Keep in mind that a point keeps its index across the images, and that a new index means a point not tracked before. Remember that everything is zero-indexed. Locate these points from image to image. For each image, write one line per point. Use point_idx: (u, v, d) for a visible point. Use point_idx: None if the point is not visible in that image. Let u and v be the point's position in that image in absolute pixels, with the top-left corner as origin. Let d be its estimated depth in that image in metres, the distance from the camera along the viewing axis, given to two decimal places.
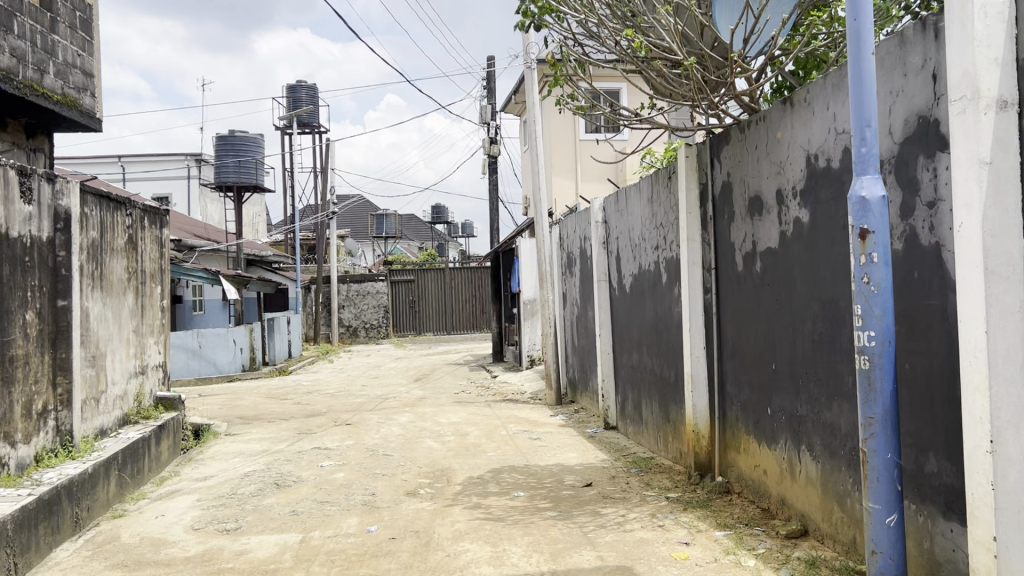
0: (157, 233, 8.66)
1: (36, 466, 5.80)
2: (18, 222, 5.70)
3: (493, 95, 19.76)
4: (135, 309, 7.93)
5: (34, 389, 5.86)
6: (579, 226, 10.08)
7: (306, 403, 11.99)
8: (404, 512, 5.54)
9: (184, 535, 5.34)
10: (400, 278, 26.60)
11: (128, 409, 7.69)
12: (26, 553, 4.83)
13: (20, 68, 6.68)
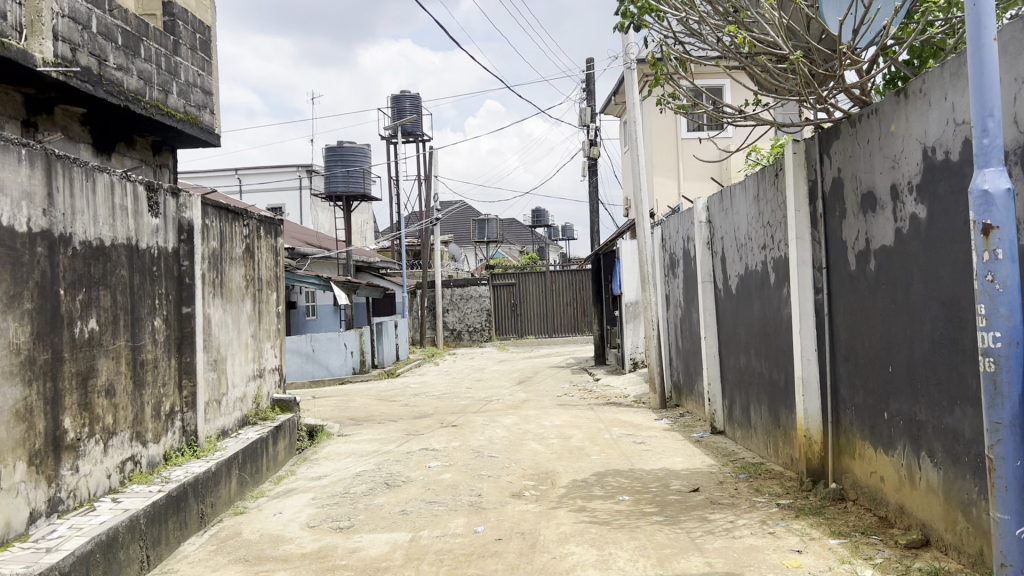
0: (272, 242, 9.03)
1: (165, 464, 6.17)
2: (146, 235, 6.06)
3: (593, 96, 19.66)
4: (252, 315, 8.29)
5: (162, 391, 6.22)
6: (682, 226, 9.93)
7: (413, 405, 12.26)
8: (510, 514, 5.60)
9: (301, 532, 5.54)
10: (503, 282, 26.82)
11: (247, 411, 8.05)
12: (157, 546, 5.13)
13: (147, 90, 7.11)
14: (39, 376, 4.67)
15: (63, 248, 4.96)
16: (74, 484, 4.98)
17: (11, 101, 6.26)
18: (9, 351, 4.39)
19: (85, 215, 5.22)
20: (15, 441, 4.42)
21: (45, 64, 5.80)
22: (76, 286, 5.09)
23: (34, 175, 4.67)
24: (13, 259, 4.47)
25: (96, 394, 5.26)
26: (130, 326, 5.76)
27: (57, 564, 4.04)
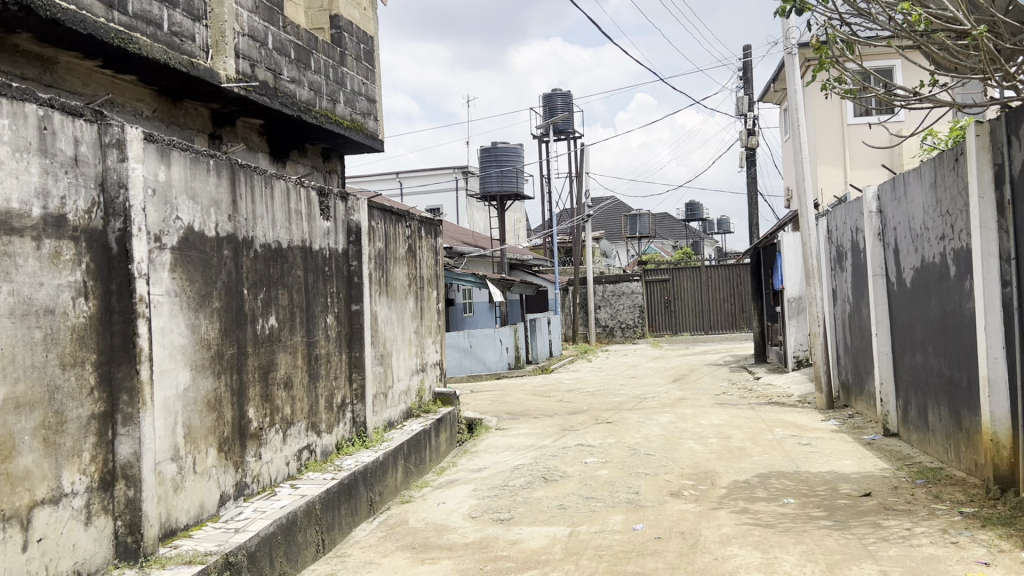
0: (433, 242, 9.34)
1: (337, 453, 6.54)
2: (319, 237, 6.43)
3: (750, 84, 19.03)
4: (415, 312, 8.62)
5: (334, 384, 6.58)
6: (850, 217, 9.43)
7: (569, 401, 12.33)
8: (669, 513, 5.52)
9: (464, 522, 5.71)
10: (656, 278, 26.51)
11: (411, 404, 8.38)
12: (332, 531, 5.44)
13: (317, 100, 7.54)
14: (227, 369, 5.06)
15: (246, 250, 5.34)
16: (258, 470, 5.37)
17: (199, 116, 6.82)
18: (202, 346, 4.79)
19: (265, 220, 5.60)
20: (207, 429, 4.81)
21: (229, 80, 6.28)
22: (257, 286, 5.46)
23: (221, 184, 5.06)
24: (204, 261, 4.87)
25: (276, 386, 5.62)
26: (305, 323, 6.12)
27: (245, 544, 4.38)
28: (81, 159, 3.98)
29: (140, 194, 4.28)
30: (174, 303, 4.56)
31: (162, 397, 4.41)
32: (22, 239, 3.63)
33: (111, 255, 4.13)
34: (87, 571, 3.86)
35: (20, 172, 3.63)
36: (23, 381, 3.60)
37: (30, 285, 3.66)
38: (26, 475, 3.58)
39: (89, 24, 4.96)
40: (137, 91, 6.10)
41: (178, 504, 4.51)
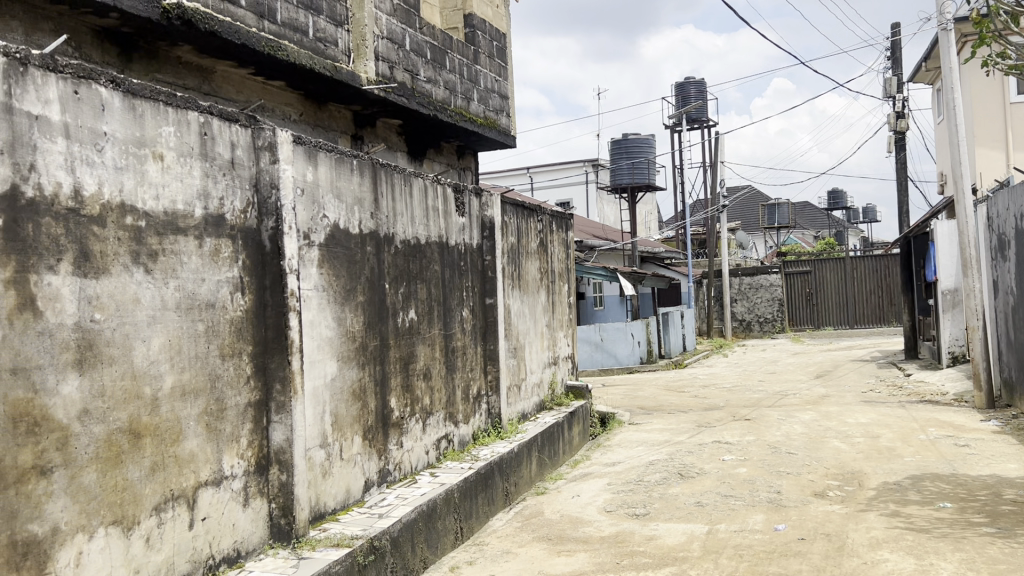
0: (564, 236, 9.38)
1: (474, 443, 6.68)
2: (455, 233, 6.57)
3: (899, 64, 17.97)
4: (548, 305, 8.68)
5: (470, 375, 6.72)
6: (1014, 202, 8.76)
7: (704, 396, 12.07)
8: (814, 514, 5.32)
9: (599, 516, 5.71)
10: (796, 269, 25.57)
11: (544, 397, 8.45)
12: (469, 519, 5.57)
13: (452, 98, 7.71)
14: (370, 360, 5.26)
15: (387, 246, 5.52)
16: (400, 458, 5.56)
17: (342, 118, 7.10)
18: (347, 338, 5.00)
19: (404, 217, 5.77)
20: (352, 417, 5.02)
21: (369, 83, 6.51)
22: (398, 280, 5.65)
23: (363, 183, 5.26)
24: (349, 257, 5.07)
25: (416, 377, 5.80)
26: (442, 316, 6.28)
27: (388, 529, 4.56)
28: (237, 162, 4.24)
29: (291, 194, 4.50)
30: (322, 297, 4.78)
31: (311, 386, 4.65)
32: (187, 238, 3.90)
33: (264, 253, 4.38)
34: (245, 550, 4.15)
35: (184, 176, 3.89)
36: (189, 370, 3.88)
37: (194, 281, 3.93)
38: (192, 458, 3.86)
39: (242, 35, 5.26)
40: (285, 96, 6.42)
41: (326, 489, 4.73)
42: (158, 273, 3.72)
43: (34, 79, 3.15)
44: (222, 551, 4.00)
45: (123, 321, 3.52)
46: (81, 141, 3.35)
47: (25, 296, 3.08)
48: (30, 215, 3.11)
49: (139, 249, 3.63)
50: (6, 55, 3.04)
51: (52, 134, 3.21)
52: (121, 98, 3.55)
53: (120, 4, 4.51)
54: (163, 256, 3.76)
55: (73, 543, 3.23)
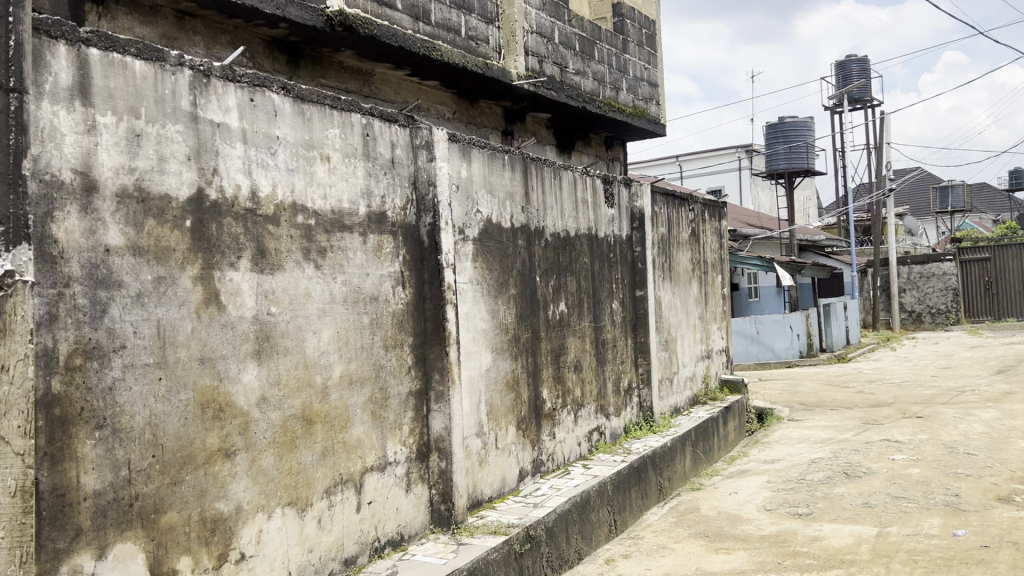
0: (717, 226, 9.14)
1: (625, 436, 6.64)
2: (604, 224, 6.54)
3: None
4: (700, 297, 8.49)
5: (622, 368, 6.69)
6: None
7: (870, 392, 11.44)
8: (998, 520, 4.93)
9: (758, 514, 5.53)
10: (973, 256, 23.79)
11: (698, 391, 8.28)
12: (623, 512, 5.54)
13: (601, 89, 7.67)
14: (523, 352, 5.33)
15: (537, 239, 5.57)
16: (553, 449, 5.62)
17: (493, 114, 7.22)
18: (501, 330, 5.10)
19: (554, 210, 5.80)
20: (507, 408, 5.11)
21: (519, 78, 6.58)
22: (549, 273, 5.69)
23: (514, 177, 5.33)
24: (502, 250, 5.16)
25: (567, 368, 5.83)
26: (593, 308, 6.28)
27: (544, 519, 4.61)
28: (397, 161, 4.40)
29: (447, 190, 4.62)
30: (477, 290, 4.89)
31: (468, 376, 4.77)
32: (352, 235, 4.09)
33: (422, 248, 4.53)
34: (408, 533, 4.32)
35: (349, 176, 4.08)
36: (355, 361, 4.07)
37: (359, 276, 4.12)
38: (359, 444, 4.05)
39: (399, 37, 5.45)
40: (439, 95, 6.60)
41: (483, 477, 4.84)
42: (327, 267, 3.93)
43: (216, 89, 3.40)
44: (387, 535, 4.18)
45: (296, 314, 3.74)
46: (257, 145, 3.57)
47: (210, 291, 3.34)
48: (214, 215, 3.36)
49: (310, 246, 3.84)
50: (191, 68, 3.30)
51: (231, 140, 3.45)
52: (291, 103, 3.77)
53: (289, 14, 4.78)
54: (331, 252, 3.96)
55: (253, 521, 3.47)
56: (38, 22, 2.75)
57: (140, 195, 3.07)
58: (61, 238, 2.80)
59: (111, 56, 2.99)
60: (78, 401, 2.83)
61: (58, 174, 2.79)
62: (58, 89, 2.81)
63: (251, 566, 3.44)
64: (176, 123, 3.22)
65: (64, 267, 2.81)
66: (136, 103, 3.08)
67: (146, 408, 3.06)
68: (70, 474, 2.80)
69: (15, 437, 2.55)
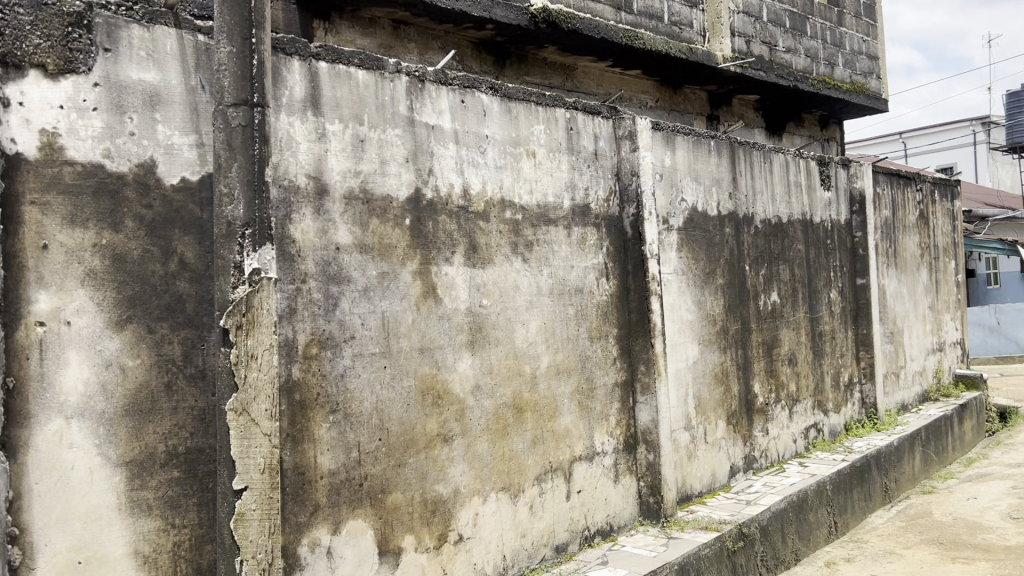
0: (949, 206, 8.37)
1: (846, 434, 6.27)
2: (820, 209, 6.20)
3: None
4: (930, 285, 7.82)
5: (841, 362, 6.31)
6: None
7: None
8: None
9: (1003, 523, 5.03)
10: None
11: (928, 386, 7.65)
12: (844, 514, 5.22)
13: (814, 67, 7.26)
14: (733, 343, 5.17)
15: (747, 226, 5.38)
16: (766, 445, 5.41)
17: (697, 100, 7.06)
18: (709, 321, 4.98)
19: (765, 195, 5.57)
20: (717, 401, 4.99)
21: (725, 60, 6.37)
22: (760, 262, 5.47)
23: (721, 163, 5.18)
24: (708, 239, 5.03)
25: (781, 361, 5.59)
26: (808, 298, 5.97)
27: (757, 517, 4.45)
28: (600, 153, 4.42)
29: (653, 179, 4.55)
30: (683, 281, 4.80)
31: (675, 368, 4.69)
32: (558, 228, 4.15)
33: (627, 239, 4.51)
34: (617, 524, 4.34)
35: (554, 170, 4.14)
36: (562, 352, 4.13)
37: (564, 268, 4.17)
38: (567, 434, 4.12)
39: (602, 29, 5.45)
40: (642, 84, 6.54)
41: (692, 472, 4.76)
42: (533, 261, 4.02)
43: (430, 93, 3.57)
44: (596, 524, 4.22)
45: (506, 306, 3.86)
46: (468, 144, 3.71)
47: (428, 285, 3.52)
48: (430, 213, 3.54)
49: (518, 240, 3.94)
50: (408, 75, 3.48)
51: (444, 141, 3.61)
52: (499, 102, 3.88)
53: (495, 15, 4.93)
54: (537, 246, 4.04)
55: (470, 504, 3.62)
56: (276, 41, 3.02)
57: (364, 197, 3.29)
58: (298, 238, 3.06)
59: (337, 68, 3.22)
60: (315, 387, 3.09)
61: (295, 179, 3.05)
62: (293, 102, 3.06)
63: (469, 547, 3.60)
64: (395, 128, 3.41)
65: (301, 265, 3.07)
66: (360, 110, 3.29)
67: (373, 394, 3.28)
68: (308, 453, 3.06)
69: (264, 419, 2.82)
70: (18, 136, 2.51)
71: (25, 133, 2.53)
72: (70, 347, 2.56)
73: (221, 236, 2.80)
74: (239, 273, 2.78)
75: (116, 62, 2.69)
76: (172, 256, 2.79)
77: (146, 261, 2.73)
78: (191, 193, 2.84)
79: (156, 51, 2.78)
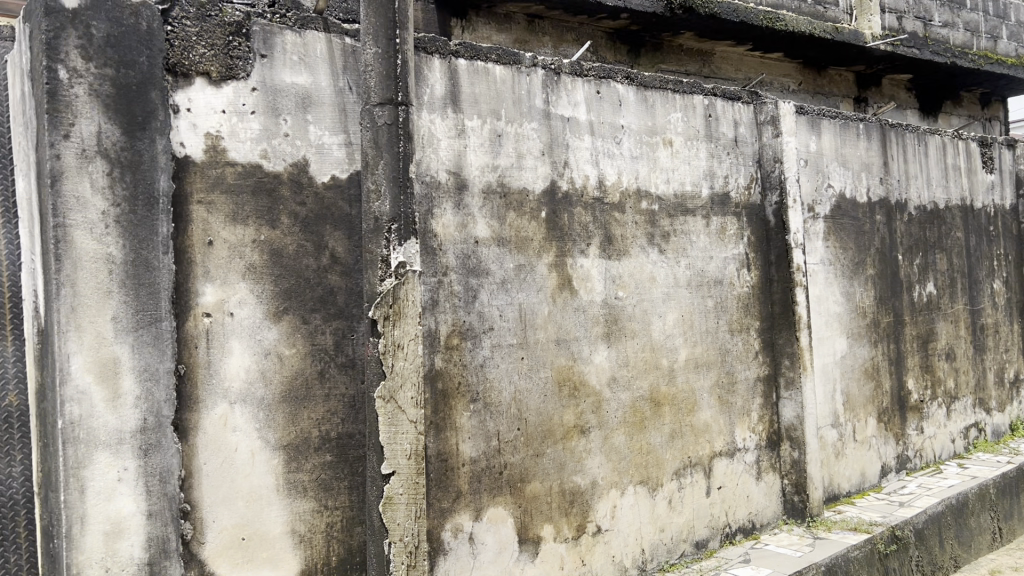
0: None
1: (1011, 435, 5.84)
2: (982, 193, 5.79)
3: None
4: None
5: (1006, 357, 5.88)
6: None
7: None
8: None
9: None
10: None
11: None
12: (1010, 520, 4.87)
13: (975, 41, 6.77)
14: (885, 337, 4.91)
15: (900, 213, 5.09)
16: (920, 445, 5.12)
17: (844, 81, 6.74)
18: (858, 313, 4.75)
19: (919, 179, 5.25)
20: (867, 398, 4.75)
21: (874, 39, 6.05)
22: (914, 251, 5.17)
23: (871, 147, 4.92)
24: (857, 228, 4.80)
25: (938, 356, 5.26)
26: (969, 288, 5.59)
27: (912, 520, 4.23)
28: (740, 140, 4.30)
29: (797, 166, 4.38)
30: (830, 271, 4.61)
31: (821, 362, 4.51)
32: (696, 218, 4.07)
33: (770, 228, 4.37)
34: (760, 522, 4.22)
35: (692, 159, 4.06)
36: (701, 344, 4.05)
37: (703, 259, 4.09)
38: (707, 428, 4.04)
39: (741, 12, 5.29)
40: (783, 67, 6.31)
41: (840, 470, 4.57)
42: (671, 252, 3.96)
43: (566, 85, 3.57)
44: (738, 521, 4.12)
45: (643, 298, 3.82)
46: (604, 135, 3.70)
47: (565, 277, 3.53)
48: (566, 205, 3.55)
49: (655, 230, 3.89)
50: (544, 68, 3.50)
51: (580, 133, 3.61)
52: (635, 91, 3.84)
53: (629, 4, 4.88)
54: (675, 236, 3.98)
55: (608, 497, 3.62)
56: (418, 41, 3.10)
57: (502, 190, 3.33)
58: (439, 232, 3.14)
59: (476, 64, 3.28)
60: (456, 376, 3.16)
61: (436, 175, 3.13)
62: (434, 99, 3.15)
63: (607, 539, 3.60)
64: (531, 121, 3.44)
65: (442, 258, 3.15)
66: (497, 105, 3.34)
67: (512, 384, 3.33)
68: (450, 441, 3.14)
69: (410, 407, 2.91)
70: (186, 140, 2.67)
71: (192, 137, 2.69)
72: (233, 336, 2.73)
73: (369, 231, 2.90)
74: (386, 266, 2.87)
75: (271, 68, 2.84)
76: (323, 250, 2.93)
77: (300, 256, 2.88)
78: (339, 190, 2.97)
79: (307, 55, 2.93)
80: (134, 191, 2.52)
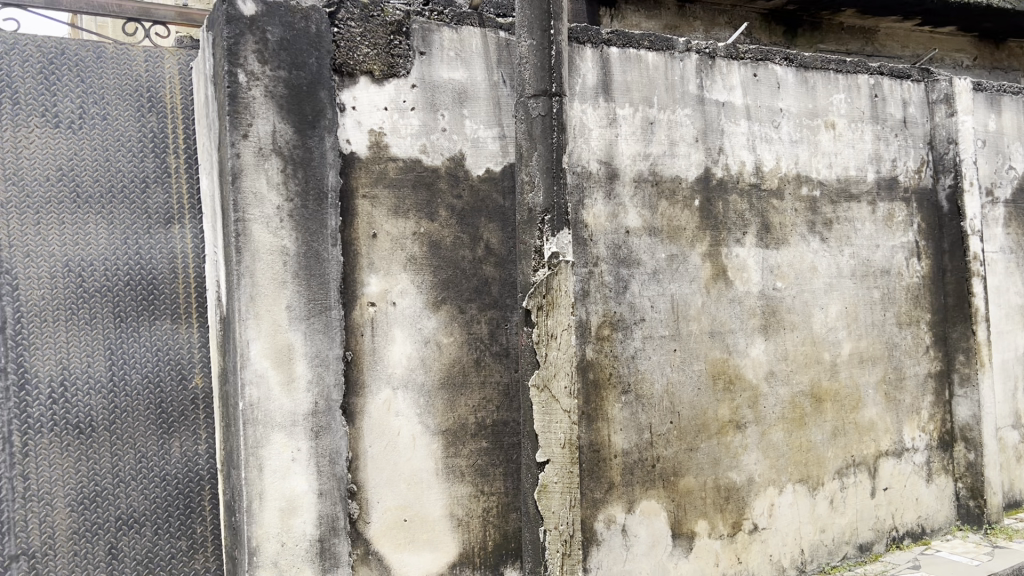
0: None
1: None
2: None
3: None
4: None
5: None
6: None
7: None
8: None
9: None
10: None
11: None
12: None
13: None
14: None
15: None
16: None
17: None
18: None
19: None
20: None
21: None
22: None
23: None
24: None
25: None
26: None
27: None
28: (909, 121, 4.04)
29: (974, 147, 4.08)
30: (1011, 260, 4.26)
31: (1000, 358, 4.18)
32: (860, 204, 3.87)
33: (943, 214, 4.09)
34: (930, 527, 3.97)
35: (856, 142, 3.86)
36: (866, 338, 3.85)
37: (868, 247, 3.88)
38: (872, 426, 3.83)
39: None
40: (956, 42, 5.88)
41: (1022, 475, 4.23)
42: (833, 240, 3.78)
43: (721, 69, 3.47)
44: (906, 525, 3.90)
45: (803, 289, 3.67)
46: (761, 120, 3.57)
47: (719, 267, 3.44)
48: (721, 193, 3.45)
49: (815, 218, 3.73)
50: (698, 52, 3.42)
51: (736, 118, 3.50)
52: (795, 73, 3.68)
53: None
54: (837, 224, 3.79)
55: (766, 494, 3.51)
56: (572, 31, 3.09)
57: (654, 179, 3.29)
58: (590, 222, 3.13)
59: (628, 52, 3.24)
60: (608, 367, 3.15)
61: (587, 165, 3.13)
62: (586, 89, 3.13)
63: (765, 538, 3.49)
64: (685, 108, 3.37)
65: (594, 248, 3.14)
66: (650, 92, 3.29)
67: (664, 376, 3.28)
68: (603, 432, 3.13)
69: (564, 396, 2.92)
70: (352, 137, 2.78)
71: (358, 133, 2.79)
72: (395, 325, 2.82)
73: (524, 222, 2.93)
74: (539, 257, 2.89)
75: (430, 64, 2.93)
76: (478, 241, 2.99)
77: (457, 248, 2.95)
78: (494, 182, 3.03)
79: (463, 51, 3.00)
80: (305, 186, 2.63)
